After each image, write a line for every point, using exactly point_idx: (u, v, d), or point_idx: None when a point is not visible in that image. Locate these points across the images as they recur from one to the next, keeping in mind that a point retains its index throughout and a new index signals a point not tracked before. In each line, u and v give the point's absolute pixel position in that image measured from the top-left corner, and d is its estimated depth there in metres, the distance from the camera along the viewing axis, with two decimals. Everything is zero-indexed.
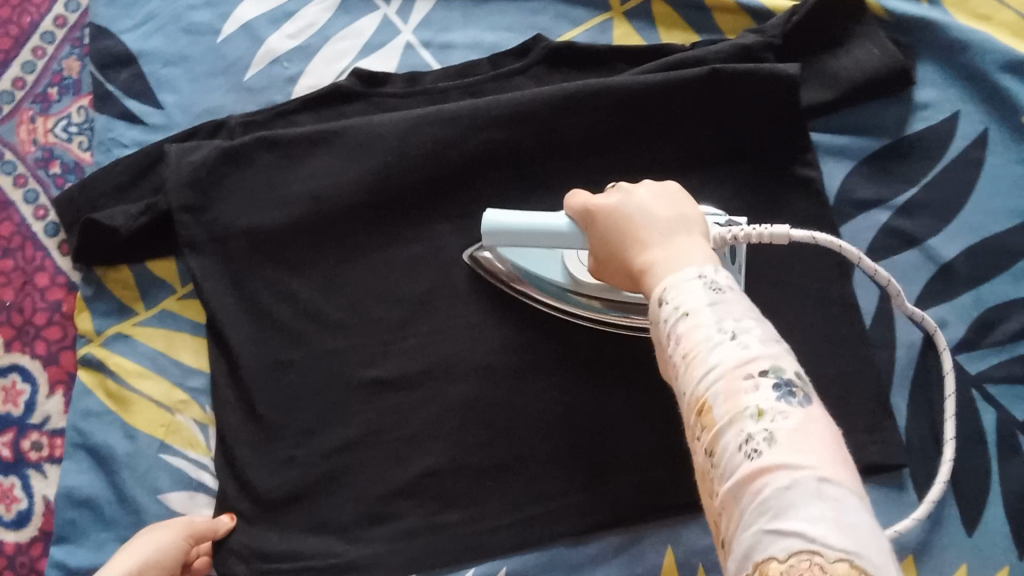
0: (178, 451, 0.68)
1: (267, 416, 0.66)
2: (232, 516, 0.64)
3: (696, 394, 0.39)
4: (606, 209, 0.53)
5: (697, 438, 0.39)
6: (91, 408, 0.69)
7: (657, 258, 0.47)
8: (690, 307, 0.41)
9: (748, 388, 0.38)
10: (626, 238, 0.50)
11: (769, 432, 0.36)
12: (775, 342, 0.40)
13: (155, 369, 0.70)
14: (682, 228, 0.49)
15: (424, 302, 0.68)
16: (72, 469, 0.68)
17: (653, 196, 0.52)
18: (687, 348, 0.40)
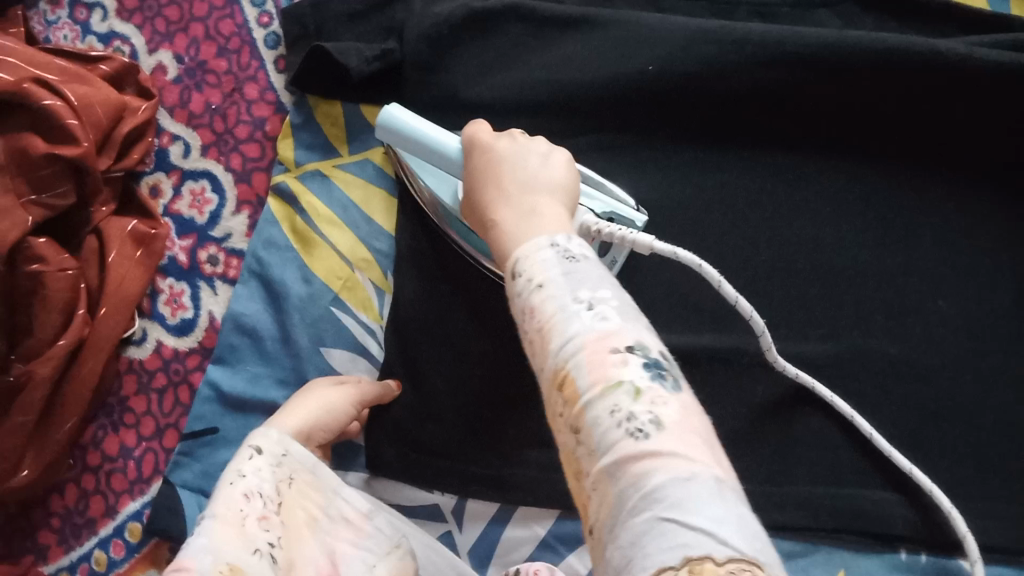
0: (350, 310, 0.64)
1: (447, 302, 0.62)
2: (399, 383, 0.62)
3: (556, 369, 0.33)
4: (482, 150, 0.48)
5: (556, 417, 0.33)
6: (274, 240, 0.66)
7: (510, 215, 0.42)
8: (543, 276, 0.35)
9: (615, 361, 0.32)
10: (490, 184, 0.45)
11: (653, 413, 0.30)
12: (635, 314, 0.34)
13: (345, 219, 0.66)
14: (549, 189, 0.44)
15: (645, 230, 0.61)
16: (244, 295, 0.66)
17: (536, 156, 0.46)
18: (544, 321, 0.34)
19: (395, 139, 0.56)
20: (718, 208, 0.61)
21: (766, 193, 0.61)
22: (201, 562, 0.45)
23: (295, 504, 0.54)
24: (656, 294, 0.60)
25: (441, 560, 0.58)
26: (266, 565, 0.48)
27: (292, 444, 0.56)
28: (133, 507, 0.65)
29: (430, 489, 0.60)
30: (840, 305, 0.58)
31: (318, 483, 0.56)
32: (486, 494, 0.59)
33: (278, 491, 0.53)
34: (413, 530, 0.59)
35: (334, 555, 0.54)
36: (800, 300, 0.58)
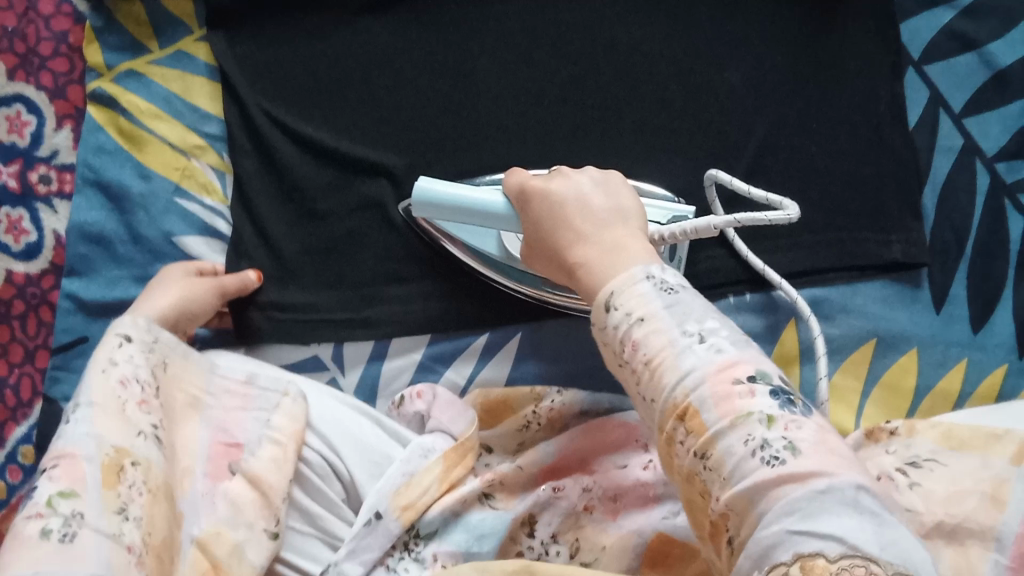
0: (193, 197, 0.66)
1: (285, 171, 0.65)
2: (258, 274, 0.63)
3: (676, 400, 0.37)
4: (536, 198, 0.49)
5: (679, 443, 0.37)
6: (103, 145, 0.66)
7: (595, 252, 0.45)
8: (646, 310, 0.39)
9: (742, 393, 0.36)
10: (562, 226, 0.48)
11: (788, 439, 0.34)
12: (742, 341, 0.38)
13: (169, 111, 0.67)
14: (616, 215, 0.47)
15: (462, 69, 0.66)
16: (83, 204, 0.66)
17: (592, 184, 0.49)
18: (652, 355, 0.38)
19: (429, 212, 0.54)
20: (517, 32, 0.66)
21: (556, 7, 0.66)
22: (85, 450, 0.44)
23: (172, 386, 0.52)
24: (478, 115, 0.65)
25: (335, 402, 0.57)
26: (154, 446, 0.47)
27: (161, 330, 0.53)
28: (20, 432, 0.66)
29: (305, 342, 0.63)
30: (639, 96, 0.64)
31: (192, 363, 0.54)
32: (358, 335, 0.63)
33: (154, 376, 0.51)
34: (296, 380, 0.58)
35: (223, 424, 0.53)
36: (601, 97, 0.64)
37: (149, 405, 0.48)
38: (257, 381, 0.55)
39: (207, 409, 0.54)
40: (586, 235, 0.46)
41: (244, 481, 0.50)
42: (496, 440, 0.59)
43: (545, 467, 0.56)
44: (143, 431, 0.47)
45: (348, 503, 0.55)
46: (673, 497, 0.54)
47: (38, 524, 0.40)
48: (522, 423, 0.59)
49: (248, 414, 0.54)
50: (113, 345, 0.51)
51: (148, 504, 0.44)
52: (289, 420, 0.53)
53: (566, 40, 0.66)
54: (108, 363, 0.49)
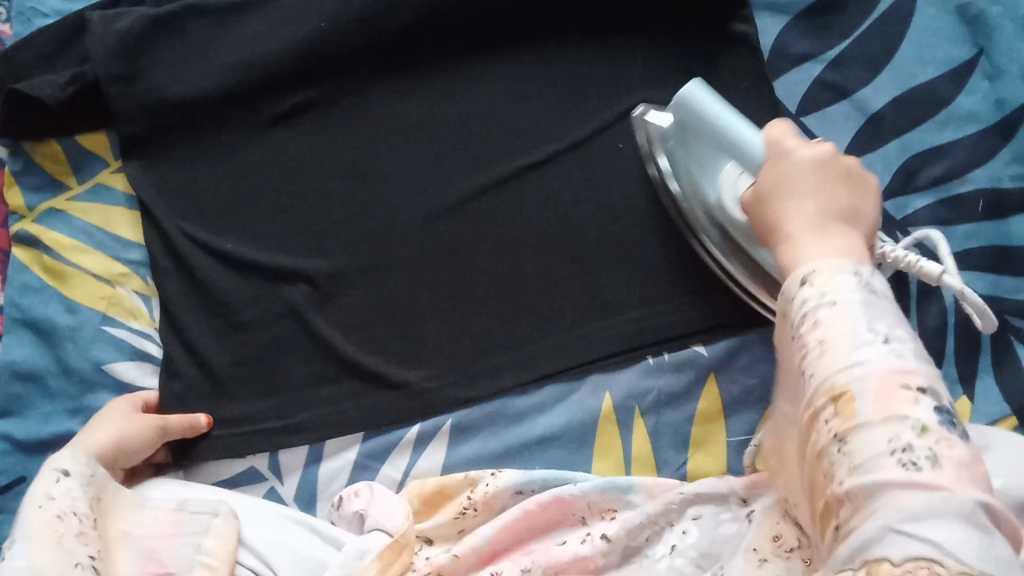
0: (121, 323, 0.67)
1: (208, 288, 0.67)
2: (209, 416, 0.64)
3: (834, 384, 0.37)
4: (778, 163, 0.48)
5: (822, 423, 0.37)
6: (29, 284, 0.68)
7: (799, 224, 0.45)
8: (840, 296, 0.39)
9: (908, 398, 0.35)
10: (790, 197, 0.46)
11: (934, 452, 0.34)
12: (925, 356, 0.37)
13: (93, 242, 0.69)
14: (854, 210, 0.45)
15: (370, 169, 0.69)
16: (13, 344, 0.67)
17: (846, 172, 0.46)
18: (827, 336, 0.38)
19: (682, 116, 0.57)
20: (418, 129, 0.70)
21: (454, 102, 0.70)
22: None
23: (106, 518, 0.53)
24: (391, 208, 0.68)
25: (273, 513, 0.57)
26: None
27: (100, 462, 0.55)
28: None
29: (242, 456, 0.64)
30: (540, 178, 0.68)
31: (122, 496, 0.55)
32: (293, 441, 0.64)
33: (91, 508, 0.52)
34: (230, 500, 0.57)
35: (156, 554, 0.53)
36: (503, 179, 0.68)
37: (87, 535, 0.50)
38: (188, 506, 0.55)
39: (140, 539, 0.53)
40: (811, 215, 0.44)
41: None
42: (437, 531, 0.59)
43: (483, 553, 0.57)
44: (81, 562, 0.48)
45: None
46: (614, 567, 0.55)
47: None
48: (459, 511, 0.59)
49: (182, 541, 0.53)
50: (49, 481, 0.52)
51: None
52: (222, 544, 0.53)
53: (465, 130, 0.70)
54: (46, 497, 0.51)
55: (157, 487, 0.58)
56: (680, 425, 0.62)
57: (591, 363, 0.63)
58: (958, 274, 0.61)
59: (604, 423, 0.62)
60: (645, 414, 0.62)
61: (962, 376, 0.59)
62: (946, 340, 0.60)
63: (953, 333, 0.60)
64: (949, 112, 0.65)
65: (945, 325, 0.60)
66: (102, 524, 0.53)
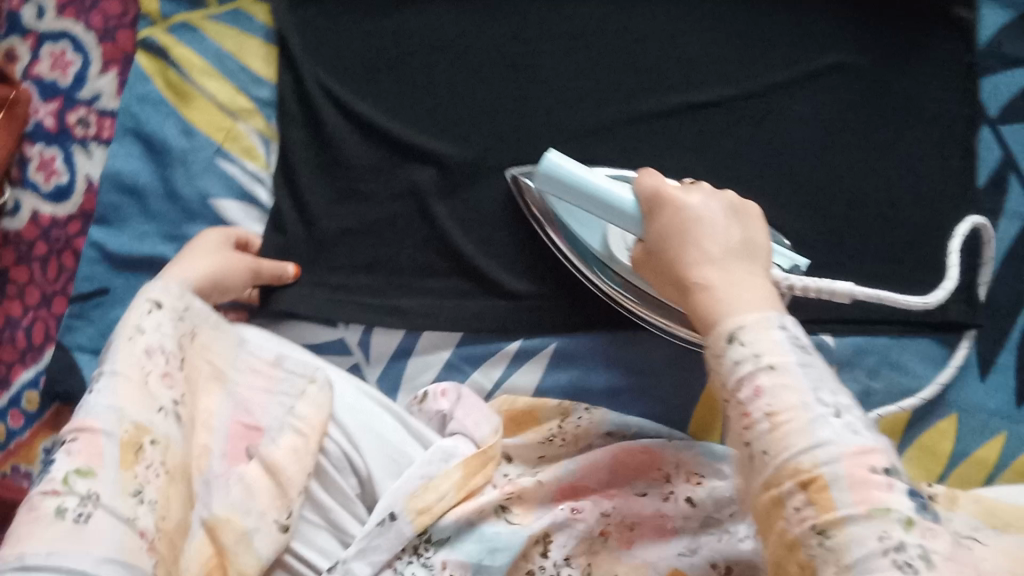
0: (234, 160, 0.64)
1: (334, 147, 0.63)
2: (297, 271, 0.61)
3: (799, 466, 0.34)
4: (670, 210, 0.44)
5: (788, 509, 0.34)
6: (148, 95, 0.64)
7: (722, 279, 0.41)
8: (776, 358, 0.36)
9: (880, 485, 0.33)
10: (686, 245, 0.43)
11: (925, 550, 0.32)
12: (872, 424, 0.36)
13: (221, 69, 0.65)
14: (748, 251, 0.43)
15: (523, 65, 0.64)
16: (121, 153, 0.64)
17: (724, 210, 0.44)
18: (776, 406, 0.35)
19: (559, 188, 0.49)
20: (581, 36, 0.64)
21: (633, 13, 0.64)
22: (105, 426, 0.41)
23: (195, 356, 0.50)
24: (540, 110, 0.63)
25: (359, 394, 0.55)
26: (175, 424, 0.44)
27: (193, 300, 0.50)
28: (27, 376, 0.63)
29: (331, 323, 0.61)
30: (705, 120, 0.62)
31: (218, 334, 0.52)
32: (389, 322, 0.61)
33: (180, 345, 0.48)
34: (326, 364, 0.56)
35: (245, 404, 0.51)
36: (668, 109, 0.62)
37: (173, 379, 0.46)
38: (285, 364, 0.54)
39: (233, 385, 0.52)
40: (716, 260, 0.42)
41: (259, 468, 0.47)
42: (519, 451, 0.57)
43: (564, 485, 0.55)
44: (164, 407, 0.44)
45: (360, 500, 0.53)
46: (691, 533, 0.53)
47: (54, 502, 0.38)
48: (546, 437, 0.58)
49: (273, 399, 0.52)
50: (141, 310, 0.47)
51: (164, 488, 0.42)
52: (314, 412, 0.51)
53: (636, 49, 0.63)
54: (135, 329, 0.46)
55: (249, 331, 0.55)
56: None
57: None
58: None
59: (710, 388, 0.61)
60: None
61: None
62: None
63: None
64: None
65: None
66: (189, 364, 0.49)
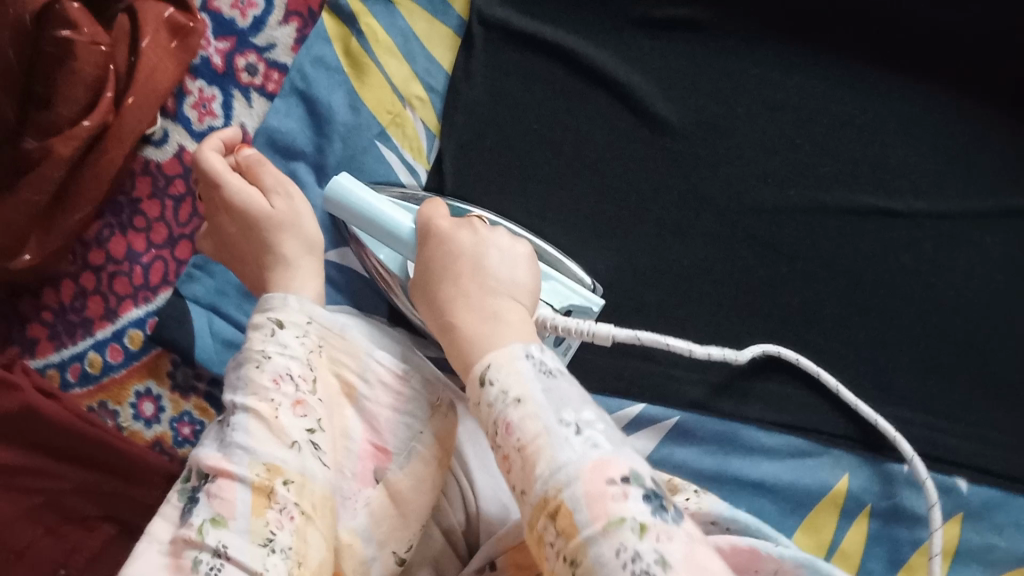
0: (394, 146, 0.61)
1: (489, 158, 0.61)
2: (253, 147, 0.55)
3: (547, 495, 0.33)
4: (435, 242, 0.44)
5: (547, 545, 0.33)
6: (324, 59, 0.62)
7: (475, 320, 0.40)
8: (523, 391, 0.36)
9: (617, 495, 0.32)
10: (445, 280, 0.43)
11: (661, 553, 0.31)
12: (618, 437, 0.35)
13: (404, 50, 0.63)
14: (511, 291, 0.43)
15: (718, 125, 0.61)
16: (281, 110, 0.61)
17: (498, 249, 0.44)
18: (527, 441, 0.34)
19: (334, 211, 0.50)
20: (783, 108, 0.61)
21: (838, 101, 0.62)
22: (239, 469, 0.40)
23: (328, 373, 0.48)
24: (720, 174, 0.60)
25: None
26: (309, 459, 0.42)
27: (315, 310, 0.48)
28: (135, 314, 0.62)
29: None
30: (890, 229, 0.59)
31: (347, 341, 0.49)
32: None
33: (309, 367, 0.46)
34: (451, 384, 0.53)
35: (373, 421, 0.49)
36: (853, 209, 0.59)
37: (305, 407, 0.44)
38: (412, 379, 0.50)
39: (360, 398, 0.49)
40: (472, 298, 0.41)
41: (383, 493, 0.46)
42: None
43: None
44: (296, 441, 0.42)
45: (466, 538, 0.51)
46: None
47: (191, 551, 0.38)
48: None
49: (398, 417, 0.50)
50: (264, 333, 0.45)
51: (299, 530, 0.40)
52: (439, 437, 0.49)
53: (833, 137, 0.61)
54: (262, 357, 0.44)
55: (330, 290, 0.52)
56: (902, 543, 0.55)
57: (844, 440, 0.57)
58: None
59: (827, 500, 0.56)
60: (874, 516, 0.55)
61: None
62: None
63: None
64: None
65: None
66: (323, 384, 0.47)
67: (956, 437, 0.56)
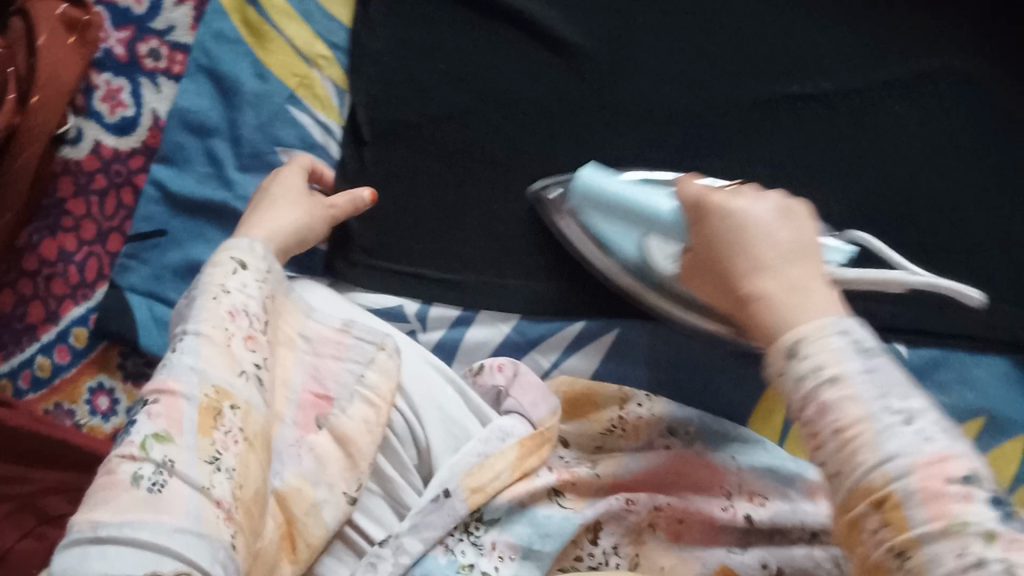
0: (306, 107, 0.62)
1: (404, 107, 0.61)
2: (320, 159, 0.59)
3: (870, 484, 0.28)
4: (720, 221, 0.36)
5: (865, 531, 0.28)
6: (224, 33, 0.63)
7: (778, 293, 0.33)
8: (838, 368, 0.29)
9: (959, 497, 0.27)
10: (736, 254, 0.35)
11: (1011, 565, 0.26)
12: (953, 425, 0.29)
13: (301, 12, 0.64)
14: (805, 252, 0.34)
15: (621, 39, 0.62)
16: (190, 89, 0.62)
17: (774, 204, 0.35)
18: (848, 424, 0.28)
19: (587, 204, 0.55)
20: (684, 16, 0.62)
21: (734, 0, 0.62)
22: (185, 389, 0.42)
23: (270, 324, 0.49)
24: (631, 86, 0.61)
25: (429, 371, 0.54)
26: (255, 389, 0.44)
27: (275, 262, 0.50)
28: (77, 313, 0.62)
29: (396, 292, 0.59)
30: (802, 114, 0.60)
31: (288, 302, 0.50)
32: (449, 296, 0.59)
33: (263, 309, 0.47)
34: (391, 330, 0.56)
35: (317, 372, 0.50)
36: (762, 102, 0.60)
37: (255, 343, 0.45)
38: (354, 331, 0.53)
39: (301, 352, 0.50)
40: (771, 271, 0.34)
41: (329, 437, 0.48)
42: (575, 437, 0.57)
43: (621, 482, 0.54)
44: (245, 371, 0.44)
45: (418, 471, 0.52)
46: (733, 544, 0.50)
47: (131, 467, 0.38)
48: (607, 426, 0.56)
49: (341, 366, 0.51)
50: (227, 270, 0.47)
51: (241, 454, 0.42)
52: (383, 380, 0.51)
53: (734, 35, 0.62)
54: (220, 290, 0.46)
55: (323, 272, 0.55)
56: None
57: None
58: None
59: None
60: None
61: None
62: None
63: None
64: None
65: None
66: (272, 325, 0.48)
67: (889, 305, 0.57)
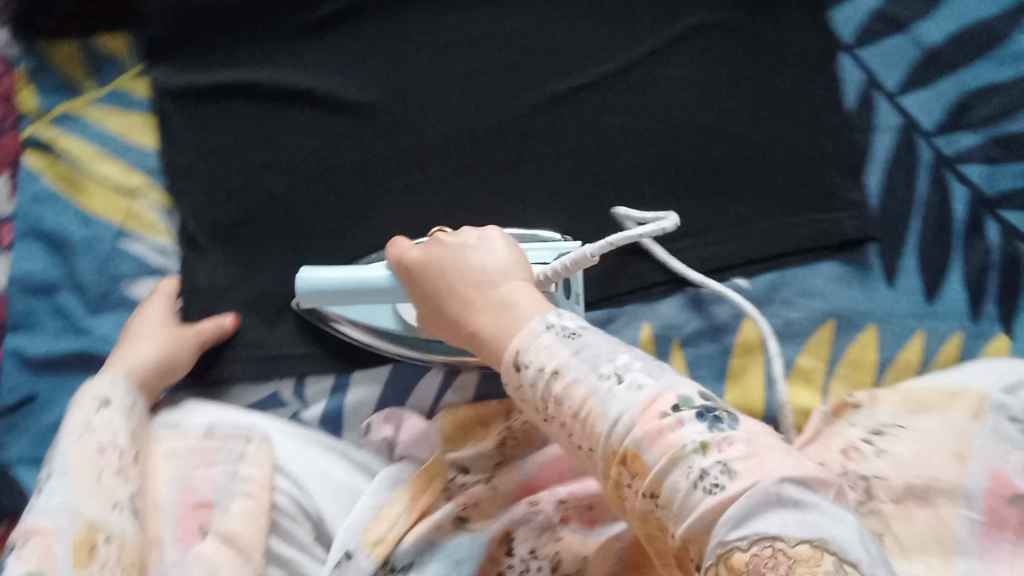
0: (140, 238, 0.65)
1: (223, 207, 0.62)
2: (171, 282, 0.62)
3: (613, 445, 0.39)
4: (426, 269, 0.49)
5: (625, 487, 0.39)
6: (41, 193, 0.65)
7: (489, 317, 0.45)
8: (557, 361, 0.41)
9: (672, 426, 0.38)
10: (449, 293, 0.48)
11: (723, 463, 0.37)
12: (656, 371, 0.41)
13: (108, 151, 0.66)
14: (501, 274, 0.47)
15: (405, 86, 0.65)
16: (24, 254, 0.64)
17: (474, 240, 0.49)
18: (580, 406, 0.40)
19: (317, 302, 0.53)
20: (458, 46, 0.66)
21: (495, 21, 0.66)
22: (56, 526, 0.45)
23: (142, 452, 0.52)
24: (425, 125, 0.64)
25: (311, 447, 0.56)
26: (128, 520, 0.48)
27: (139, 397, 0.55)
28: None
29: (265, 379, 0.60)
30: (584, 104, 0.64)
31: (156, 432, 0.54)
32: (314, 367, 0.61)
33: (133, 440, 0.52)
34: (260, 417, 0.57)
35: (192, 482, 0.52)
36: (546, 104, 0.64)
37: (126, 474, 0.50)
38: (219, 431, 0.54)
39: (179, 467, 0.53)
40: (481, 300, 0.46)
41: (216, 542, 0.49)
42: (472, 459, 0.56)
43: (520, 485, 0.55)
44: (118, 504, 0.48)
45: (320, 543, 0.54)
46: None
47: None
48: (499, 441, 0.56)
49: (214, 470, 0.53)
50: (92, 409, 0.52)
51: None
52: (260, 471, 0.53)
53: (505, 53, 0.66)
54: (87, 429, 0.51)
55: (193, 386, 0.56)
56: (720, 359, 0.59)
57: (639, 291, 0.61)
58: (1010, 213, 0.62)
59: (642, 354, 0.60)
60: (685, 345, 0.60)
61: (1005, 315, 0.60)
62: (992, 277, 0.61)
63: (999, 271, 0.61)
64: (1003, 51, 0.66)
65: (990, 264, 0.61)
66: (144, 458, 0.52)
67: (715, 246, 0.61)
